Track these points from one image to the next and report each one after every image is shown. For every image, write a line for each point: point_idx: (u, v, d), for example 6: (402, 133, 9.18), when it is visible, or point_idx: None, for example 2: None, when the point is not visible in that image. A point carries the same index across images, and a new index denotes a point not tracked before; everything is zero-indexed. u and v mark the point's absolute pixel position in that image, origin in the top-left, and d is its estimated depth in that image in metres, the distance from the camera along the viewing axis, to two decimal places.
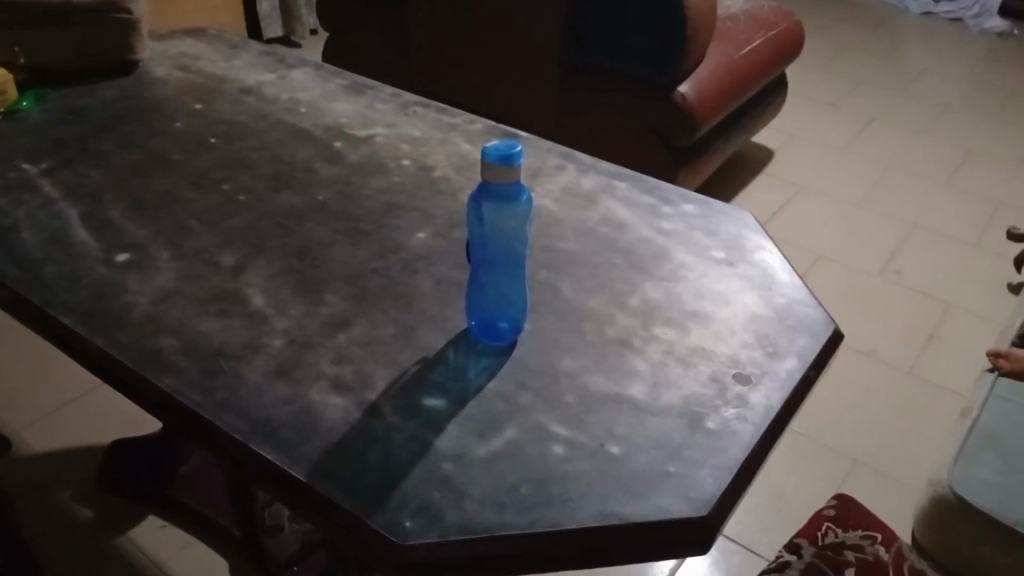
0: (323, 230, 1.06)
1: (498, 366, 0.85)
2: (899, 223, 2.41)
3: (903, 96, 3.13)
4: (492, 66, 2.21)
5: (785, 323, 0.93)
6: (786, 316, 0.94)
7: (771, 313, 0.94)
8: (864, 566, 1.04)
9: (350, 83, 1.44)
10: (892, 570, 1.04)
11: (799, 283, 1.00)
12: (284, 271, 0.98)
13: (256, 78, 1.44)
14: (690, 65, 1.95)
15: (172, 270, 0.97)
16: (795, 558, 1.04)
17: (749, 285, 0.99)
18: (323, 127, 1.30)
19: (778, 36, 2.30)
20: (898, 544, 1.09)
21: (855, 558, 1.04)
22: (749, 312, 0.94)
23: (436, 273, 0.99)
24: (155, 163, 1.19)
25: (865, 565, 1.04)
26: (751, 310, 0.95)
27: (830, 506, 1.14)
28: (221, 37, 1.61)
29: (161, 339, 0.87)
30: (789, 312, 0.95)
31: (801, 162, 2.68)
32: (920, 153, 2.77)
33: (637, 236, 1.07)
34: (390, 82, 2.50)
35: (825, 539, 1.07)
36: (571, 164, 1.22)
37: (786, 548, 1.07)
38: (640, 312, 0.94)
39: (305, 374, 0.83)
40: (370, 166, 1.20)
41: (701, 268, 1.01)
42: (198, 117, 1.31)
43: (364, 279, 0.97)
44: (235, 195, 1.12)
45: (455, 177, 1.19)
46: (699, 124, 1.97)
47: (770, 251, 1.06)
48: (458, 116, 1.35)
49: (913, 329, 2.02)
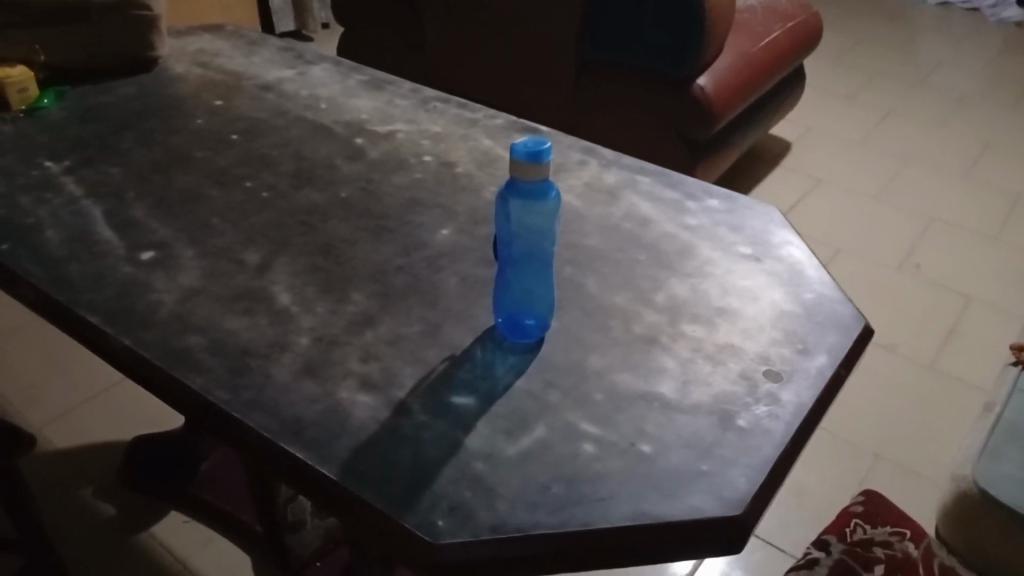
0: (346, 227, 1.05)
1: (526, 364, 0.84)
2: (917, 216, 2.39)
3: (920, 88, 3.10)
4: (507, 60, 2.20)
5: (814, 319, 0.92)
6: (815, 312, 0.93)
7: (800, 308, 0.93)
8: (893, 563, 1.03)
9: (368, 78, 1.43)
10: (922, 567, 1.03)
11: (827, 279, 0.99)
12: (308, 269, 0.98)
13: (275, 74, 1.44)
14: (708, 58, 1.94)
15: (196, 268, 0.97)
16: (823, 554, 1.04)
17: (777, 280, 0.98)
18: (343, 123, 1.29)
19: (796, 27, 2.27)
20: (927, 541, 1.08)
21: (883, 555, 1.04)
22: (778, 309, 0.93)
23: (461, 270, 0.98)
24: (176, 162, 1.19)
25: (894, 563, 1.03)
26: (780, 307, 0.94)
27: (858, 502, 1.13)
28: (238, 33, 1.60)
29: (187, 338, 0.87)
30: (818, 308, 0.94)
31: (817, 155, 2.66)
32: (938, 145, 2.74)
33: (661, 232, 1.06)
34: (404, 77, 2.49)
35: (853, 535, 1.07)
36: (593, 159, 1.22)
37: (814, 544, 1.06)
38: (666, 308, 0.93)
39: (332, 372, 0.83)
40: (391, 163, 1.19)
41: (727, 265, 1.00)
42: (218, 114, 1.31)
43: (388, 276, 0.97)
44: (257, 192, 1.12)
45: (477, 173, 1.18)
46: (717, 116, 1.95)
47: (798, 245, 1.04)
48: (478, 111, 1.34)
49: (932, 322, 2.00)
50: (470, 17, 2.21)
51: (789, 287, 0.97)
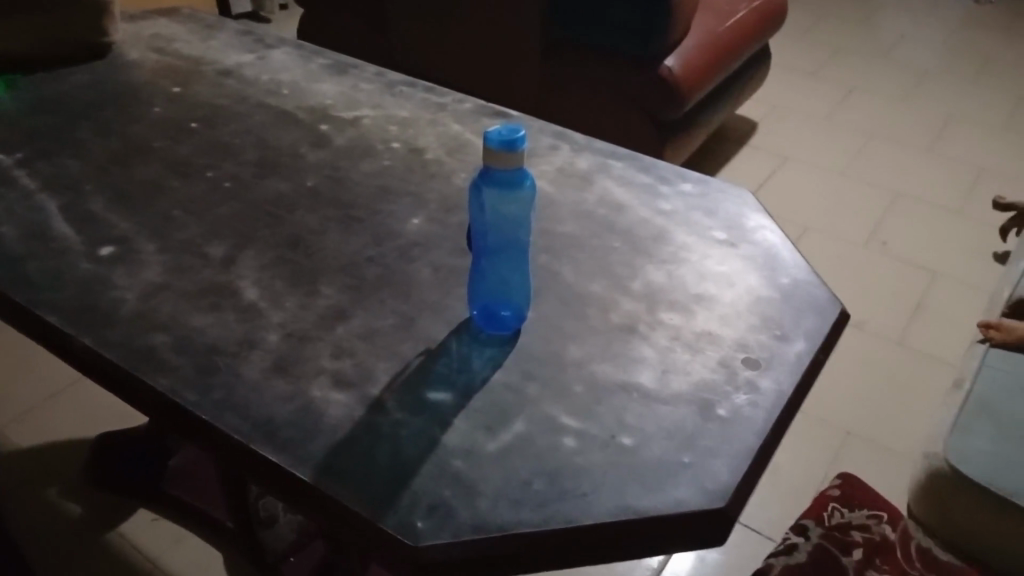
0: (313, 218, 1.02)
1: (503, 357, 0.83)
2: (882, 192, 2.41)
3: (882, 64, 3.12)
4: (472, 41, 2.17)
5: (791, 305, 0.92)
6: (791, 297, 0.93)
7: (777, 294, 0.93)
8: (872, 545, 1.05)
9: (332, 62, 1.40)
10: (900, 549, 1.05)
11: (802, 263, 0.99)
12: (276, 262, 0.94)
13: (235, 59, 1.39)
14: (676, 39, 1.93)
15: (160, 263, 0.94)
16: (802, 539, 1.04)
17: (753, 265, 0.97)
18: (307, 109, 1.26)
19: (762, 6, 2.27)
20: (903, 523, 1.10)
21: (862, 538, 1.06)
22: (755, 294, 0.93)
23: (433, 260, 0.96)
24: (134, 152, 1.14)
25: (873, 544, 1.05)
26: (757, 292, 0.93)
27: (835, 486, 1.15)
28: (195, 16, 1.55)
29: (152, 336, 0.84)
30: (795, 293, 0.93)
31: (783, 134, 2.66)
32: (901, 120, 2.76)
33: (636, 217, 1.05)
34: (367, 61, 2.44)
35: (832, 520, 1.08)
36: (564, 144, 1.20)
37: (793, 530, 1.07)
38: (644, 296, 0.92)
39: (305, 369, 0.80)
40: (358, 150, 1.16)
41: (703, 249, 1.00)
42: (177, 101, 1.26)
43: (359, 268, 0.94)
44: (221, 183, 1.08)
45: (447, 159, 1.15)
46: (686, 97, 1.94)
47: (772, 228, 1.04)
48: (445, 95, 1.32)
49: (898, 299, 2.03)
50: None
51: (764, 271, 0.96)
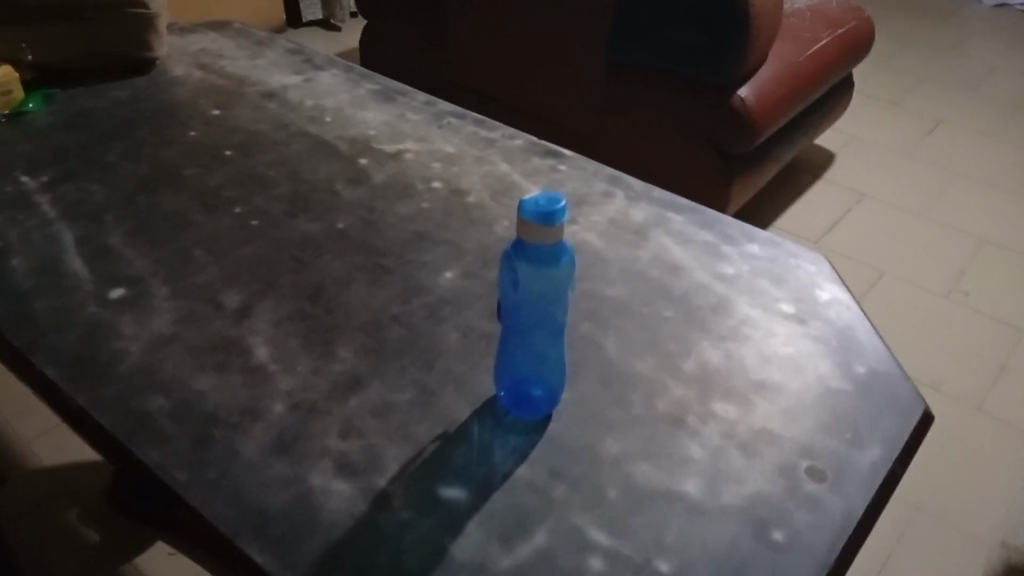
0: (339, 265, 0.94)
1: (530, 447, 0.73)
2: (966, 237, 2.23)
3: (973, 96, 2.91)
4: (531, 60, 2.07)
5: (866, 402, 0.80)
6: (866, 391, 0.81)
7: (849, 387, 0.81)
8: None
9: (380, 87, 1.32)
10: None
11: (881, 347, 0.87)
12: (293, 315, 0.86)
13: (280, 80, 1.33)
14: (751, 67, 1.79)
15: (171, 311, 0.87)
16: None
17: (824, 349, 0.86)
18: (348, 139, 1.18)
19: (846, 33, 2.12)
20: None
21: None
22: (824, 387, 0.81)
23: (463, 322, 0.87)
24: (162, 179, 1.08)
25: None
26: (827, 383, 0.82)
27: None
28: (246, 32, 1.50)
29: (150, 399, 0.78)
30: (872, 387, 0.82)
31: (861, 168, 2.50)
32: (992, 160, 2.56)
33: (693, 282, 0.94)
34: (423, 78, 2.37)
35: None
36: (619, 191, 1.09)
37: None
38: (696, 382, 0.81)
39: (308, 450, 0.73)
40: (396, 188, 1.08)
41: (768, 325, 0.88)
42: (214, 125, 1.21)
43: (381, 327, 0.85)
44: (247, 219, 1.01)
45: (490, 203, 1.06)
46: (758, 130, 1.80)
47: (848, 303, 0.92)
48: (496, 129, 1.23)
49: (981, 357, 1.85)
50: (493, 13, 2.08)
51: (836, 357, 0.85)
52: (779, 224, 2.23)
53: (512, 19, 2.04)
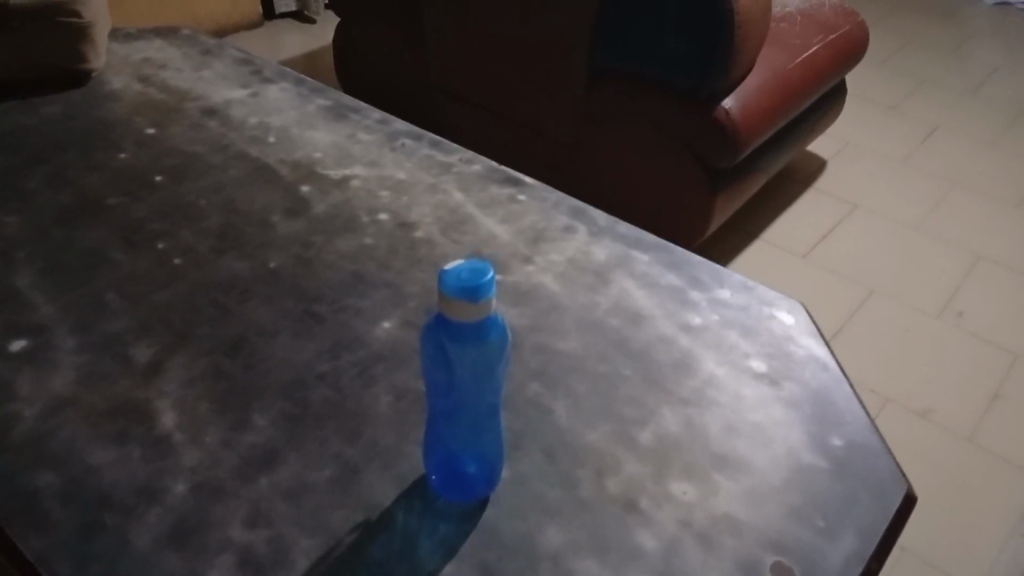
0: (266, 313, 0.85)
1: (459, 539, 0.65)
2: (960, 252, 2.14)
3: (971, 101, 2.83)
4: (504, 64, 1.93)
5: (840, 483, 0.72)
6: (842, 469, 0.73)
7: (822, 464, 0.73)
8: None
9: (332, 103, 1.23)
10: None
11: (859, 413, 0.79)
12: (207, 373, 0.78)
13: (225, 95, 1.24)
14: (736, 78, 1.69)
15: (73, 367, 0.78)
16: None
17: (795, 416, 0.77)
18: (291, 163, 1.09)
19: (837, 39, 2.02)
20: None
21: None
22: (795, 463, 0.73)
23: (397, 383, 0.78)
24: (83, 210, 0.99)
25: None
26: (797, 459, 0.74)
27: None
28: (195, 38, 1.41)
29: (38, 475, 0.69)
30: (849, 465, 0.74)
31: (853, 177, 2.41)
32: (988, 169, 2.47)
33: (657, 333, 0.85)
34: (391, 82, 2.21)
35: None
36: (582, 226, 1.01)
37: None
38: (653, 457, 0.73)
39: (208, 541, 0.64)
40: (339, 221, 0.99)
41: (736, 386, 0.80)
42: (148, 146, 1.12)
43: (305, 390, 0.77)
44: (170, 259, 0.92)
45: (439, 238, 0.97)
46: (742, 144, 1.71)
47: (824, 362, 0.84)
48: (454, 152, 1.14)
49: (972, 382, 1.77)
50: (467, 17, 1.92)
51: (807, 427, 0.77)
52: (767, 236, 2.14)
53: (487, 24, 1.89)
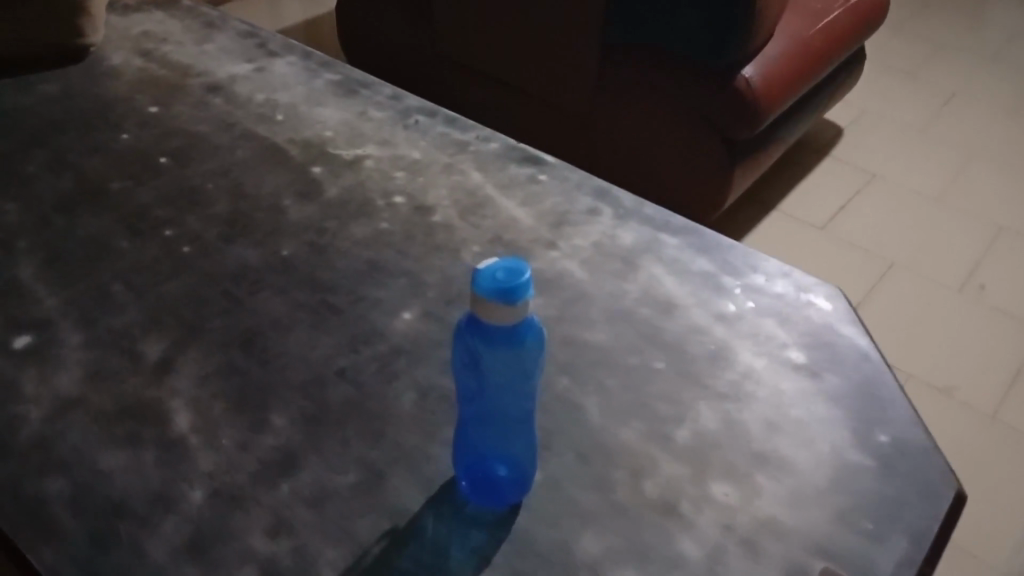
0: (279, 304, 0.81)
1: (492, 547, 0.62)
2: (981, 223, 2.10)
3: (990, 66, 2.76)
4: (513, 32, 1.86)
5: (889, 484, 0.69)
6: (889, 469, 0.70)
7: (868, 463, 0.70)
8: None
9: (341, 78, 1.18)
10: None
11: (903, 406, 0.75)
12: (220, 370, 0.74)
13: (229, 70, 1.19)
14: (755, 46, 1.64)
15: (80, 365, 0.75)
16: None
17: (839, 414, 0.74)
18: (300, 143, 1.04)
19: (859, 4, 1.96)
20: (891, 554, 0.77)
21: None
22: (840, 463, 0.70)
23: (420, 379, 0.74)
24: (85, 196, 0.95)
25: None
26: (844, 459, 0.70)
27: None
28: (196, 11, 1.35)
29: (47, 482, 0.65)
30: (898, 464, 0.70)
31: (871, 145, 2.35)
32: (1008, 137, 2.42)
33: (690, 323, 0.81)
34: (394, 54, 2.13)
35: None
36: (606, 207, 0.96)
37: None
38: (691, 456, 0.69)
39: (228, 552, 0.61)
40: (353, 205, 0.95)
41: (776, 379, 0.76)
42: (150, 125, 1.07)
43: (324, 388, 0.73)
44: (177, 247, 0.88)
45: (458, 222, 0.93)
46: (762, 114, 1.66)
47: (866, 353, 0.80)
48: (470, 129, 1.09)
49: (994, 357, 1.73)
50: None
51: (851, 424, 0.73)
52: (784, 208, 2.09)
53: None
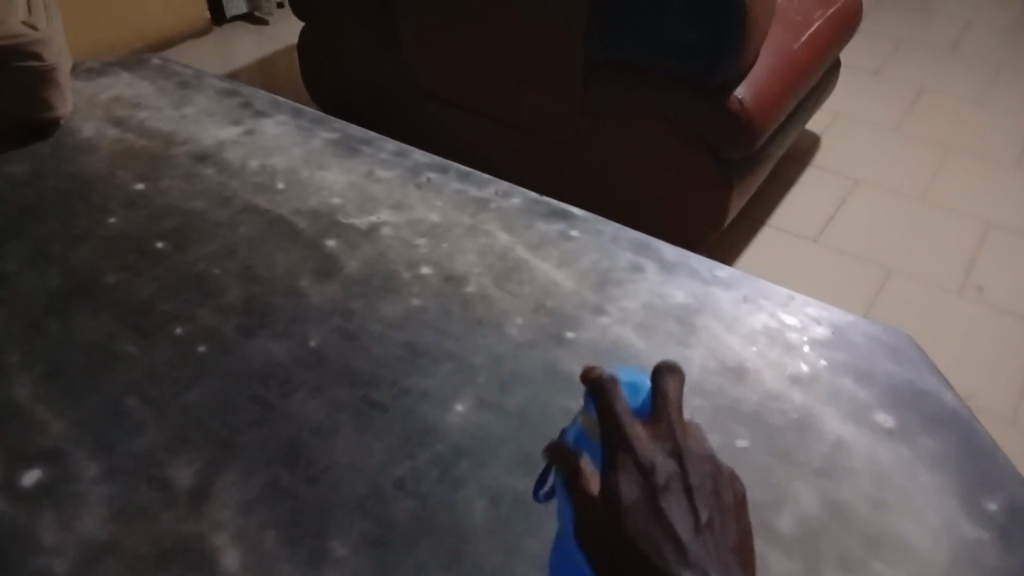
0: (318, 406, 0.73)
1: None
2: (969, 222, 2.09)
3: (950, 58, 2.78)
4: (479, 60, 1.68)
5: (715, 523, 0.56)
6: (716, 500, 0.57)
7: (691, 500, 0.56)
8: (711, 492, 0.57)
9: (338, 135, 1.11)
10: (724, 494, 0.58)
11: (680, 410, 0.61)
12: (266, 494, 0.66)
13: (216, 135, 1.10)
14: (747, 64, 1.46)
15: (104, 502, 0.66)
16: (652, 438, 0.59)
17: (635, 441, 0.58)
18: (307, 213, 0.96)
19: (835, 12, 1.94)
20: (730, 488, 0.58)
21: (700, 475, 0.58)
22: (660, 518, 0.55)
23: (490, 484, 0.67)
24: (77, 292, 0.85)
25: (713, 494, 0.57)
26: (655, 508, 0.56)
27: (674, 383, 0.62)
28: (167, 70, 1.26)
29: None
30: (718, 492, 0.58)
31: (851, 149, 2.34)
32: (981, 130, 2.43)
33: (766, 390, 0.76)
34: (356, 94, 1.95)
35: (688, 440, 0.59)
36: (648, 262, 0.91)
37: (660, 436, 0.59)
38: (799, 548, 0.63)
39: None
40: (378, 281, 0.87)
41: (870, 449, 0.71)
42: (139, 205, 0.98)
43: (385, 503, 0.66)
44: (192, 346, 0.79)
45: (495, 291, 0.86)
46: (759, 134, 1.48)
47: (953, 407, 0.75)
48: (485, 183, 1.03)
49: (1007, 361, 1.71)
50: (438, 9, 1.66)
51: (646, 448, 0.58)
52: (775, 222, 2.06)
53: (467, 8, 1.62)
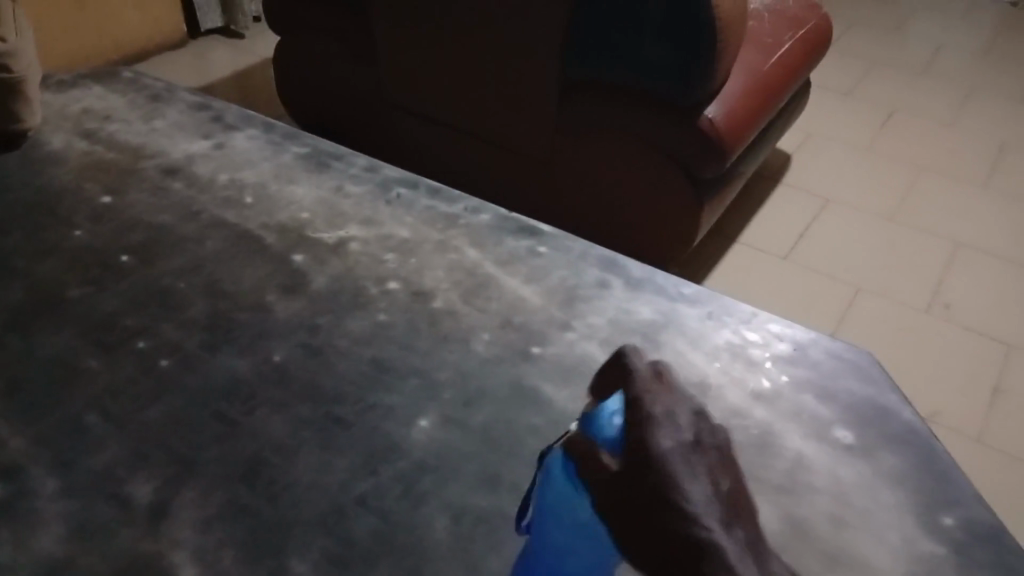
0: (281, 422, 0.73)
1: None
2: (937, 240, 2.13)
3: (919, 78, 2.83)
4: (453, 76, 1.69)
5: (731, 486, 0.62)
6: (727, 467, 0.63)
7: (707, 467, 0.62)
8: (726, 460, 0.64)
9: (308, 150, 1.11)
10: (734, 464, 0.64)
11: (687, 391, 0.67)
12: (226, 512, 0.66)
13: (185, 149, 1.10)
14: (718, 83, 1.47)
15: (60, 520, 0.65)
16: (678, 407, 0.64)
17: (657, 398, 0.64)
18: (276, 227, 0.96)
19: (806, 34, 1.97)
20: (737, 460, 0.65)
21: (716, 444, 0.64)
22: (687, 471, 0.61)
23: (453, 501, 0.67)
24: (39, 307, 0.84)
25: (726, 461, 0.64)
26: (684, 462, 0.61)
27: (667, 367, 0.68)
28: (139, 83, 1.25)
29: None
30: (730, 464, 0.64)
31: (822, 167, 2.38)
32: (948, 150, 2.47)
33: (728, 407, 0.76)
34: (331, 108, 1.95)
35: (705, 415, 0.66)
36: (615, 279, 0.91)
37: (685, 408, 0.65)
38: None
39: None
40: (345, 296, 0.87)
41: (830, 467, 0.72)
42: (106, 218, 0.97)
43: (346, 521, 0.65)
44: (155, 362, 0.78)
45: (462, 307, 0.87)
46: (730, 152, 1.50)
47: (911, 424, 0.76)
48: (456, 199, 1.03)
49: (975, 378, 1.74)
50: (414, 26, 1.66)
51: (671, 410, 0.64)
52: (747, 239, 2.08)
53: (442, 26, 1.63)
